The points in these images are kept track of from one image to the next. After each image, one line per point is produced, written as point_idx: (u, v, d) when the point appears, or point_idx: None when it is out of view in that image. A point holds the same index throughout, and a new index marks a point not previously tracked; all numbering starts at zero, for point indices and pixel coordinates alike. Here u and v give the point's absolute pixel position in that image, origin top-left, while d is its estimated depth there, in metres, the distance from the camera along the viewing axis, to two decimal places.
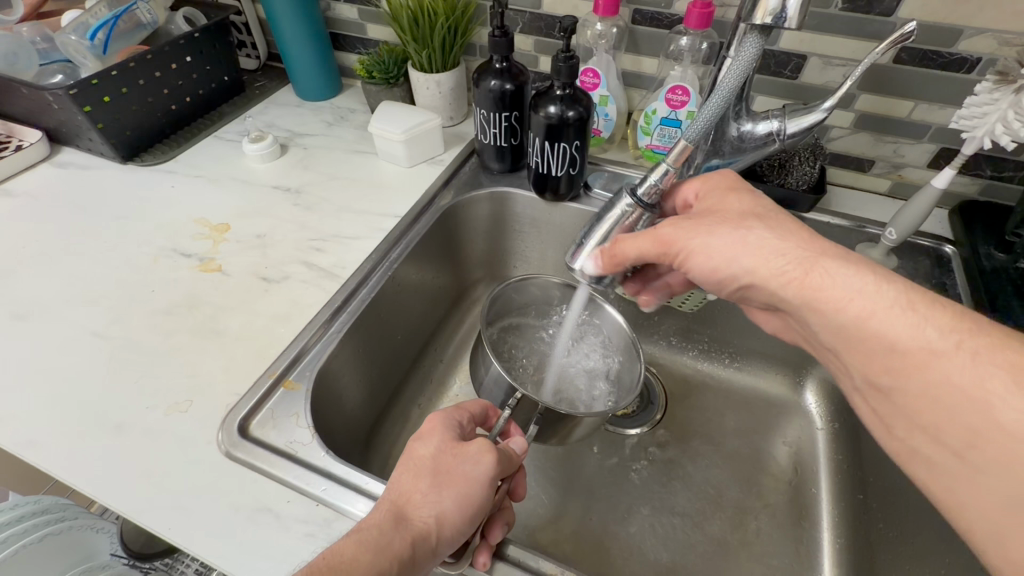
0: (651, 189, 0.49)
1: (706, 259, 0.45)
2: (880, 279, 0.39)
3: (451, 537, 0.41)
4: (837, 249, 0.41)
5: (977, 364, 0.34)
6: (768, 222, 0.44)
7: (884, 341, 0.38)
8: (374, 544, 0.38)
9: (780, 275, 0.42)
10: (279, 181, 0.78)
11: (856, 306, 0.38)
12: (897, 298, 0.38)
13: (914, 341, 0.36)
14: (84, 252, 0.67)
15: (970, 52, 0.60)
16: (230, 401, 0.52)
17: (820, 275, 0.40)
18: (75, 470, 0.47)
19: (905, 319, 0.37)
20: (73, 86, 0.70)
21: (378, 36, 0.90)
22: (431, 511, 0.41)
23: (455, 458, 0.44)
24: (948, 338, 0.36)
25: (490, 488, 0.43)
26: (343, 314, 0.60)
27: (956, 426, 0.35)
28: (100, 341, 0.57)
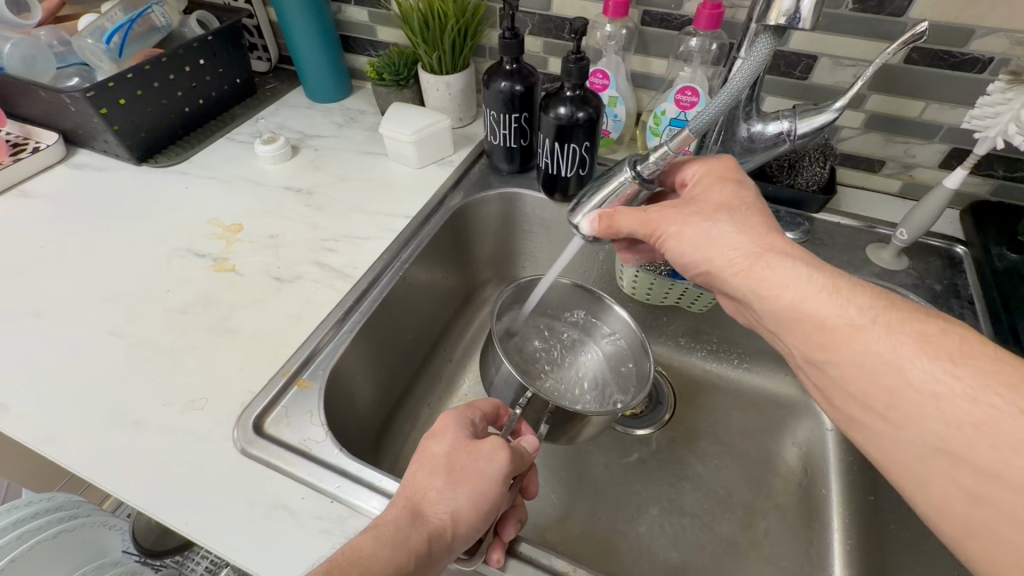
0: (652, 167, 0.51)
1: (677, 246, 0.47)
2: (811, 269, 0.40)
3: (466, 534, 0.41)
4: (785, 244, 0.42)
5: (892, 333, 0.35)
6: (737, 217, 0.45)
7: (814, 320, 0.38)
8: (391, 540, 0.38)
9: (729, 266, 0.43)
10: (291, 182, 0.79)
11: (791, 294, 0.39)
12: (825, 284, 0.38)
13: (839, 317, 0.37)
14: (100, 252, 0.68)
15: (981, 52, 0.60)
16: (245, 399, 0.52)
17: (764, 266, 0.41)
18: (94, 465, 0.48)
19: (832, 300, 0.38)
20: (91, 90, 0.71)
21: (389, 38, 0.90)
22: (446, 507, 0.41)
23: (469, 455, 0.44)
24: (866, 314, 0.36)
25: (504, 485, 0.44)
26: (355, 314, 0.61)
27: (879, 391, 0.35)
28: (117, 339, 0.58)
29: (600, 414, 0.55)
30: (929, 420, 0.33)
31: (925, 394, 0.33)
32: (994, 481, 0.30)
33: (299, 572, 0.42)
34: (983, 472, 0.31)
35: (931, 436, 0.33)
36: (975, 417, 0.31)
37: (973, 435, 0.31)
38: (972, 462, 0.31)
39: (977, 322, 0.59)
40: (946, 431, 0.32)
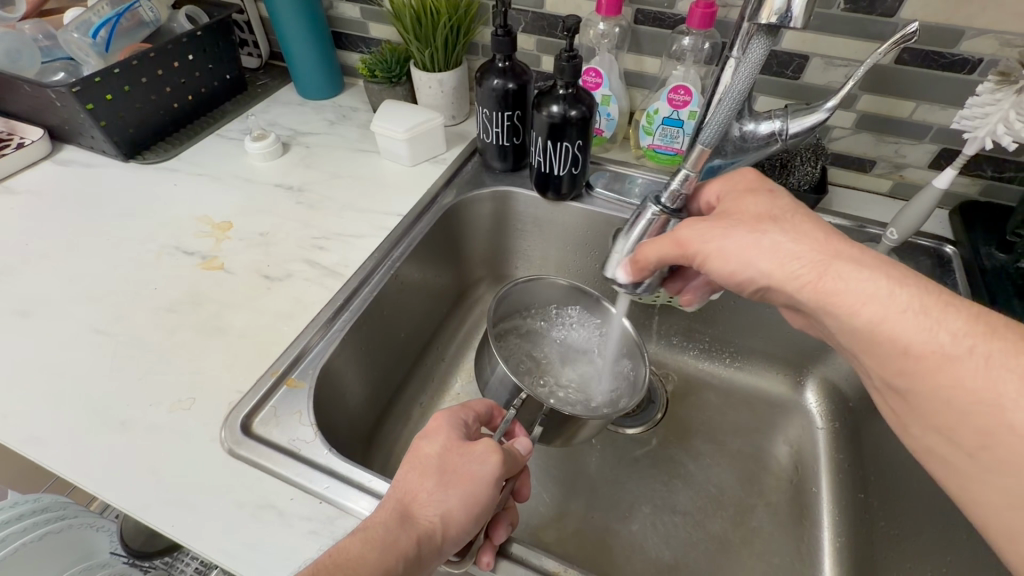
0: (673, 194, 0.54)
1: (723, 264, 0.46)
2: (894, 283, 0.39)
3: (456, 537, 0.41)
4: (852, 250, 0.42)
5: (990, 368, 0.35)
6: (789, 227, 0.44)
7: (899, 345, 0.38)
8: (381, 543, 0.38)
9: (795, 278, 0.42)
10: (282, 179, 0.78)
11: (869, 310, 0.39)
12: (910, 302, 0.38)
13: (927, 344, 0.37)
14: (87, 249, 0.67)
15: (971, 53, 0.60)
16: (233, 398, 0.52)
17: (833, 278, 0.41)
18: (80, 466, 0.47)
19: (918, 323, 0.37)
20: (76, 84, 0.70)
21: (381, 35, 0.90)
22: (436, 509, 0.41)
23: (461, 456, 0.44)
24: (959, 342, 0.36)
25: (495, 487, 0.43)
26: (345, 313, 0.60)
27: (969, 427, 0.35)
28: (103, 337, 0.57)
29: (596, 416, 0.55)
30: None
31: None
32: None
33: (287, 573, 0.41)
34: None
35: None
36: None
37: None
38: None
39: None
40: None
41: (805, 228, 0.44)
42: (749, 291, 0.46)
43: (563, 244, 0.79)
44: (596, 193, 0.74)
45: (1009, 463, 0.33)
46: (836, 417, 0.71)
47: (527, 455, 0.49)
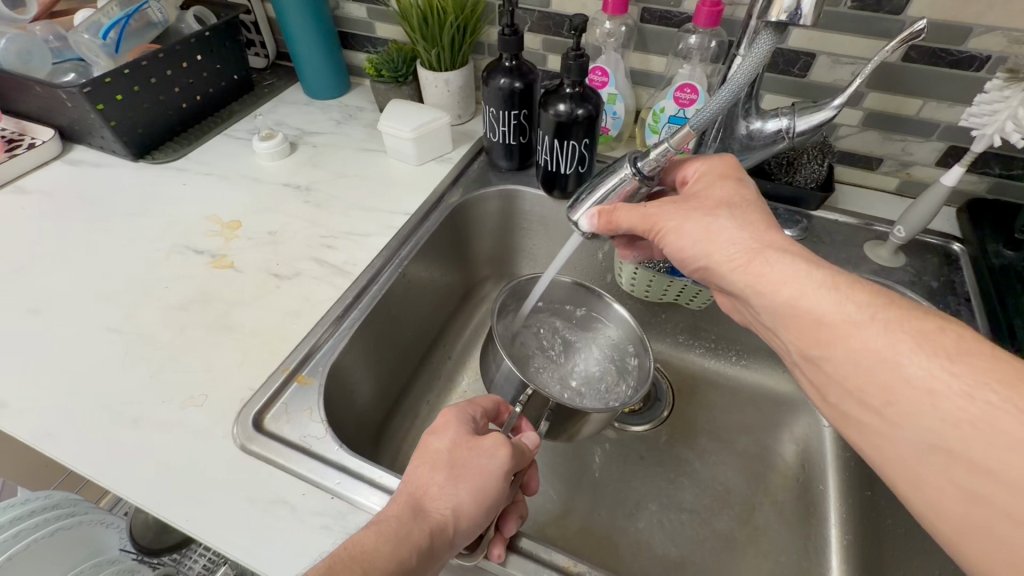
0: (651, 163, 0.51)
1: (676, 241, 0.47)
2: (812, 265, 0.40)
3: (468, 530, 0.41)
4: (784, 240, 0.42)
5: (889, 331, 0.35)
6: (738, 214, 0.45)
7: (813, 317, 0.38)
8: (395, 536, 0.38)
9: (728, 261, 0.43)
10: (290, 178, 0.78)
11: (789, 290, 0.39)
12: (822, 280, 0.38)
13: (836, 314, 0.37)
14: (98, 248, 0.68)
15: (979, 51, 0.60)
16: (245, 396, 0.52)
17: (761, 262, 0.41)
18: (94, 462, 0.48)
19: (830, 297, 0.37)
20: (87, 85, 0.71)
21: (387, 34, 0.90)
22: (447, 503, 0.41)
23: (471, 450, 0.44)
24: (864, 311, 0.36)
25: (505, 480, 0.44)
26: (354, 311, 0.61)
27: (874, 386, 0.35)
28: (115, 335, 0.58)
29: (600, 411, 0.55)
30: (926, 417, 0.33)
31: (922, 391, 0.33)
32: (992, 480, 0.30)
33: (303, 568, 0.42)
34: (983, 470, 0.30)
35: (928, 434, 0.33)
36: (970, 414, 0.31)
37: (968, 431, 0.31)
38: (969, 459, 0.31)
39: (973, 320, 0.60)
40: (943, 429, 0.32)
41: None
42: None
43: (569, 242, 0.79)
44: None
45: (927, 426, 0.33)
46: None
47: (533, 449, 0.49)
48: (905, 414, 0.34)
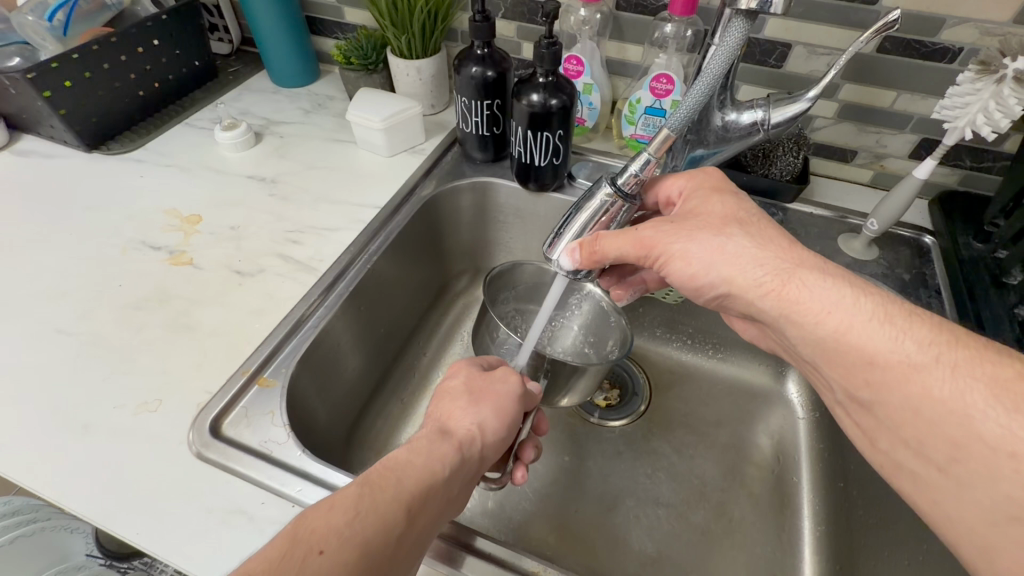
0: (631, 178, 0.50)
1: (685, 266, 0.46)
2: (858, 292, 0.39)
3: (492, 443, 0.47)
4: (816, 259, 0.42)
5: (958, 377, 0.35)
6: (753, 231, 0.45)
7: (864, 354, 0.38)
8: (426, 451, 0.42)
9: (757, 285, 0.43)
10: (255, 170, 0.75)
11: (833, 320, 0.39)
12: (874, 311, 0.38)
13: (893, 354, 0.37)
14: (47, 245, 0.64)
15: (952, 43, 0.60)
16: (202, 399, 0.50)
17: (797, 286, 0.41)
18: (39, 474, 0.45)
19: (884, 331, 0.37)
20: (31, 69, 0.67)
21: (357, 20, 0.87)
22: (470, 421, 0.47)
23: (486, 381, 0.50)
24: (926, 351, 0.36)
25: (519, 403, 0.50)
26: (320, 310, 0.58)
27: (938, 439, 0.35)
28: (65, 337, 0.55)
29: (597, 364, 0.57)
30: (1001, 478, 0.32)
31: (998, 451, 0.33)
32: None
33: None
34: None
35: (1003, 498, 0.32)
36: None
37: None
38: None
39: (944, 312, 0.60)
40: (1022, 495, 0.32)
41: (779, 236, 0.44)
42: (727, 299, 0.46)
43: (545, 236, 0.77)
44: (579, 183, 0.73)
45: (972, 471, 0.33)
46: (815, 407, 0.70)
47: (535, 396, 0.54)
48: (960, 462, 0.34)
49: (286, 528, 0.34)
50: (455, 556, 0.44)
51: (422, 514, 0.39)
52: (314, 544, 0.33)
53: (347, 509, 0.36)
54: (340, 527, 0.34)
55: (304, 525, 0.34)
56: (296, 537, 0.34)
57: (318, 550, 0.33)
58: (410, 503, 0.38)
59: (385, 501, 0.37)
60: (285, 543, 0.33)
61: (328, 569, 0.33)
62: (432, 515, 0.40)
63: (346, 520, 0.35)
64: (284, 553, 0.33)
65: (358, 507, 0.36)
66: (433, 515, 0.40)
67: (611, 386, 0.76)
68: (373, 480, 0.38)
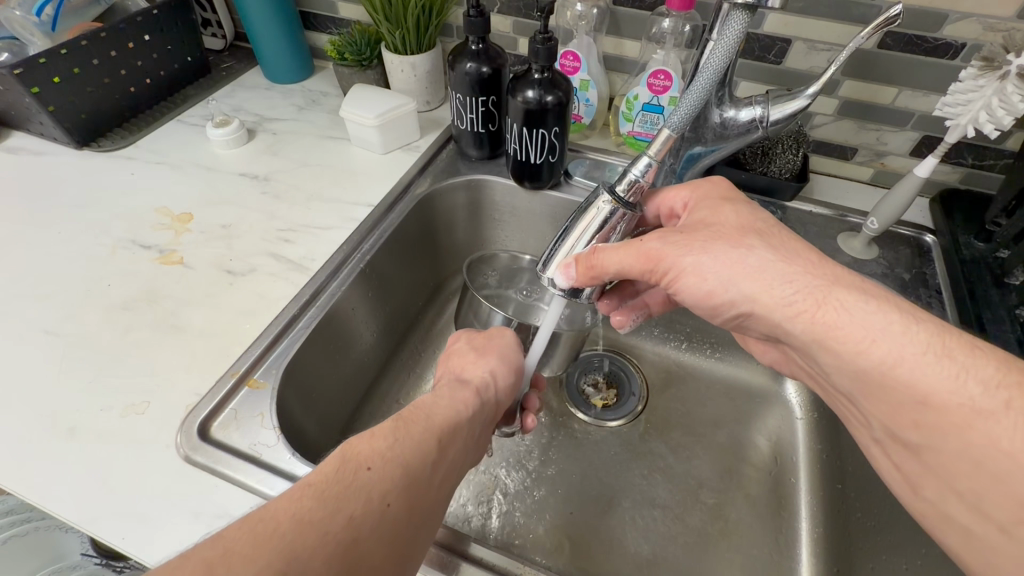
0: (630, 184, 0.49)
1: (700, 282, 0.45)
2: (908, 320, 0.38)
3: (505, 387, 0.49)
4: (878, 291, 0.40)
5: None
6: (777, 244, 0.44)
7: (918, 393, 0.36)
8: (448, 395, 0.44)
9: (789, 308, 0.41)
10: (247, 167, 0.74)
11: (880, 350, 0.37)
12: (932, 345, 0.36)
13: (954, 396, 0.35)
14: (36, 243, 0.64)
15: (954, 38, 0.59)
16: (190, 401, 0.49)
17: (834, 309, 0.39)
18: (25, 478, 0.44)
19: (944, 369, 0.36)
20: (19, 66, 0.66)
21: (350, 15, 0.86)
22: (482, 370, 0.49)
23: (488, 337, 0.53)
24: (992, 395, 0.34)
25: (520, 359, 0.53)
26: (313, 308, 0.57)
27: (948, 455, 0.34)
28: (50, 338, 0.54)
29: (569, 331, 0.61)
30: None
31: None
32: None
33: None
34: None
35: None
36: None
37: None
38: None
39: (944, 313, 0.59)
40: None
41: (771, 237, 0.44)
42: (747, 318, 0.45)
43: (541, 234, 0.77)
44: (575, 181, 0.72)
45: None
46: (814, 407, 0.70)
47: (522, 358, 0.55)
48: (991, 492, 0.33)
49: (333, 450, 0.35)
50: (450, 563, 0.43)
51: (452, 445, 0.40)
52: (362, 461, 0.35)
53: (386, 435, 0.37)
54: (384, 449, 0.36)
55: (350, 447, 0.36)
56: (344, 456, 0.35)
57: (366, 467, 0.34)
58: (441, 434, 0.40)
59: (419, 431, 0.38)
60: (335, 461, 0.34)
61: (376, 483, 0.34)
62: (462, 447, 0.41)
63: (387, 444, 0.36)
64: (335, 469, 0.34)
65: (396, 435, 0.37)
66: (462, 448, 0.41)
67: (608, 386, 0.76)
68: (405, 415, 0.40)
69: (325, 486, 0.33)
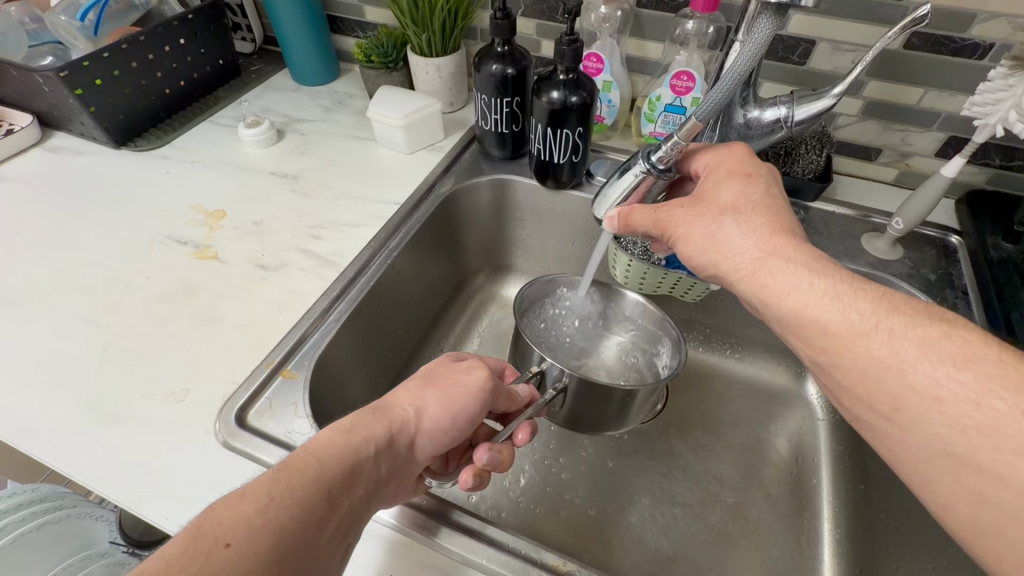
0: (665, 156, 0.50)
1: (685, 248, 0.47)
2: (813, 275, 0.40)
3: (430, 430, 0.44)
4: (788, 245, 0.42)
5: (893, 339, 0.35)
6: (742, 219, 0.45)
7: (818, 327, 0.38)
8: (354, 429, 0.41)
9: (734, 271, 0.44)
10: (277, 166, 0.76)
11: (793, 300, 0.40)
12: (827, 290, 0.39)
13: (840, 324, 0.37)
14: (78, 237, 0.66)
15: (982, 38, 0.59)
16: (228, 390, 0.51)
17: (766, 272, 0.42)
18: (72, 460, 0.46)
19: (834, 305, 0.38)
20: (64, 68, 0.68)
21: (377, 19, 0.88)
22: (410, 403, 0.45)
23: (449, 370, 0.48)
24: (867, 319, 0.37)
25: (481, 394, 0.46)
26: (343, 303, 0.59)
27: None
28: (96, 328, 0.56)
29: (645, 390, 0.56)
30: (932, 423, 0.33)
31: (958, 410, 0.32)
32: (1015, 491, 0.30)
33: None
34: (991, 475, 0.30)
35: (935, 439, 0.33)
36: (976, 420, 0.31)
37: None
38: (979, 465, 0.31)
39: (970, 313, 0.59)
40: (949, 435, 0.32)
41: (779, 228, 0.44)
42: None
43: (563, 232, 0.77)
44: (597, 180, 0.73)
45: None
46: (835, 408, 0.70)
47: (527, 397, 0.55)
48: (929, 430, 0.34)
49: (189, 523, 0.32)
50: (432, 527, 0.45)
51: (345, 497, 0.37)
52: (220, 537, 0.31)
53: (259, 496, 0.34)
54: (250, 516, 0.33)
55: (211, 517, 0.32)
56: (201, 530, 0.32)
57: (224, 543, 0.31)
58: (330, 485, 0.37)
59: (300, 489, 0.35)
60: (188, 538, 0.31)
61: (236, 562, 0.31)
62: (359, 497, 0.39)
63: (258, 508, 0.33)
64: (186, 548, 0.31)
65: (272, 492, 0.34)
66: (361, 498, 0.39)
67: None
68: (290, 463, 0.36)
69: (167, 574, 0.29)
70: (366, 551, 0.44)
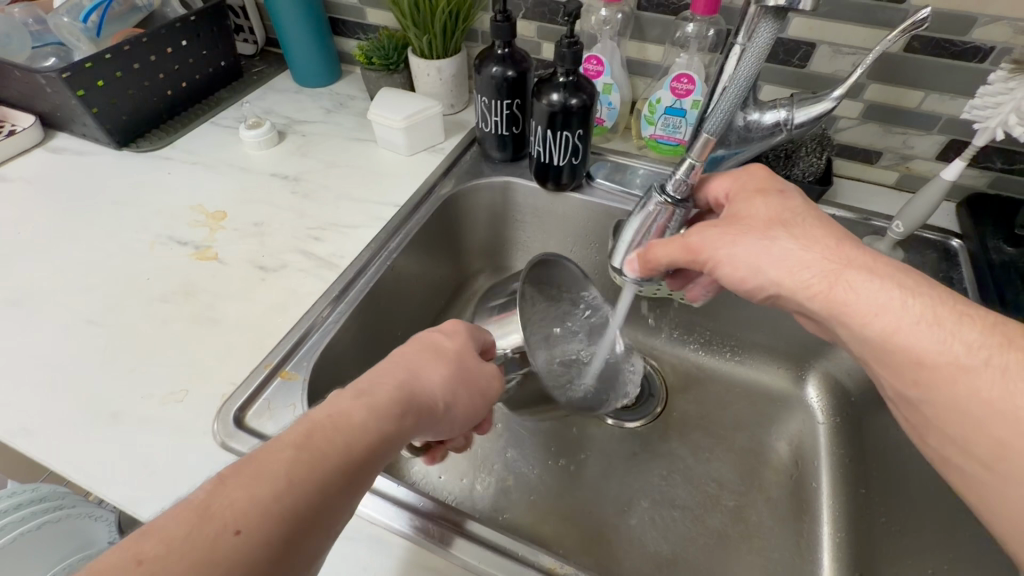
0: (679, 184, 0.52)
1: (734, 271, 0.47)
2: (905, 293, 0.39)
3: (449, 422, 0.44)
4: (867, 257, 0.42)
5: (1007, 379, 0.35)
6: (798, 232, 0.44)
7: (911, 355, 0.38)
8: (384, 410, 0.39)
9: (803, 286, 0.43)
10: (277, 168, 0.77)
11: (881, 321, 0.39)
12: (923, 314, 0.38)
13: (941, 356, 0.37)
14: (80, 237, 0.66)
15: (983, 42, 0.59)
16: (228, 391, 0.51)
17: (845, 288, 0.41)
18: (70, 459, 0.46)
19: (931, 334, 0.38)
20: (67, 69, 0.69)
21: (378, 21, 0.88)
22: (440, 392, 0.43)
23: (478, 363, 0.48)
24: (975, 354, 0.36)
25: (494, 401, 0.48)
26: (343, 303, 0.59)
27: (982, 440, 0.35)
28: (97, 328, 0.57)
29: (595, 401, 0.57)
30: None
31: None
32: None
33: None
34: None
35: None
36: None
37: None
38: None
39: None
40: None
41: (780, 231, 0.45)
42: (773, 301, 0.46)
43: (563, 234, 0.77)
44: (597, 183, 0.73)
45: None
46: (836, 412, 0.70)
47: None
48: None
49: (197, 499, 0.31)
50: (445, 536, 0.44)
51: (362, 486, 0.36)
52: (229, 522, 0.30)
53: (277, 477, 0.32)
54: (267, 503, 0.31)
55: (221, 496, 0.31)
56: (210, 510, 0.30)
57: (234, 529, 0.30)
58: (351, 471, 0.35)
59: (321, 474, 0.34)
60: (194, 517, 0.30)
61: (244, 551, 0.30)
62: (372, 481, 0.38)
63: (275, 491, 0.32)
64: (192, 530, 0.29)
65: (293, 478, 0.33)
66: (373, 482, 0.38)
67: None
68: (315, 443, 0.35)
69: (173, 559, 0.28)
70: (365, 554, 0.44)
